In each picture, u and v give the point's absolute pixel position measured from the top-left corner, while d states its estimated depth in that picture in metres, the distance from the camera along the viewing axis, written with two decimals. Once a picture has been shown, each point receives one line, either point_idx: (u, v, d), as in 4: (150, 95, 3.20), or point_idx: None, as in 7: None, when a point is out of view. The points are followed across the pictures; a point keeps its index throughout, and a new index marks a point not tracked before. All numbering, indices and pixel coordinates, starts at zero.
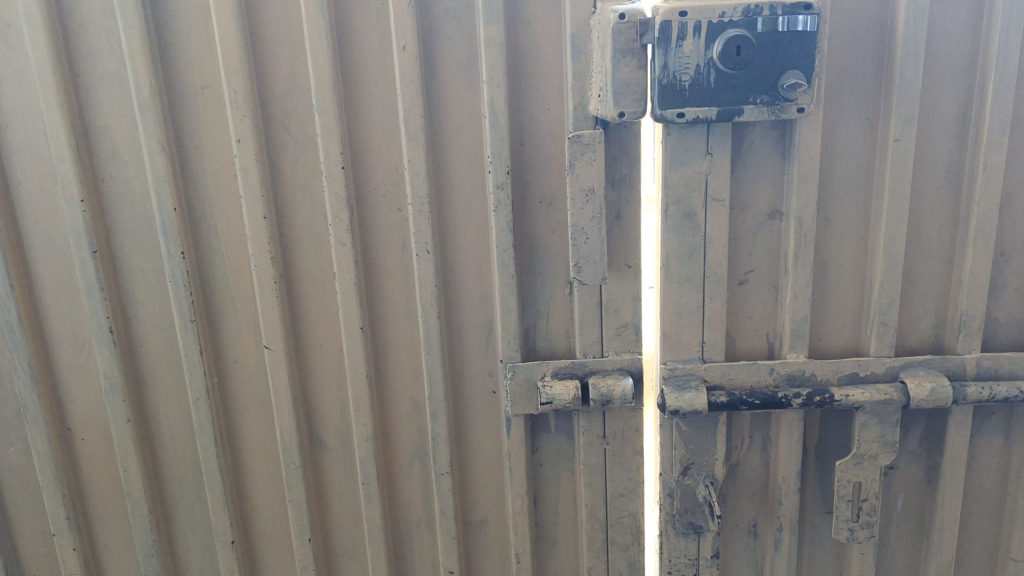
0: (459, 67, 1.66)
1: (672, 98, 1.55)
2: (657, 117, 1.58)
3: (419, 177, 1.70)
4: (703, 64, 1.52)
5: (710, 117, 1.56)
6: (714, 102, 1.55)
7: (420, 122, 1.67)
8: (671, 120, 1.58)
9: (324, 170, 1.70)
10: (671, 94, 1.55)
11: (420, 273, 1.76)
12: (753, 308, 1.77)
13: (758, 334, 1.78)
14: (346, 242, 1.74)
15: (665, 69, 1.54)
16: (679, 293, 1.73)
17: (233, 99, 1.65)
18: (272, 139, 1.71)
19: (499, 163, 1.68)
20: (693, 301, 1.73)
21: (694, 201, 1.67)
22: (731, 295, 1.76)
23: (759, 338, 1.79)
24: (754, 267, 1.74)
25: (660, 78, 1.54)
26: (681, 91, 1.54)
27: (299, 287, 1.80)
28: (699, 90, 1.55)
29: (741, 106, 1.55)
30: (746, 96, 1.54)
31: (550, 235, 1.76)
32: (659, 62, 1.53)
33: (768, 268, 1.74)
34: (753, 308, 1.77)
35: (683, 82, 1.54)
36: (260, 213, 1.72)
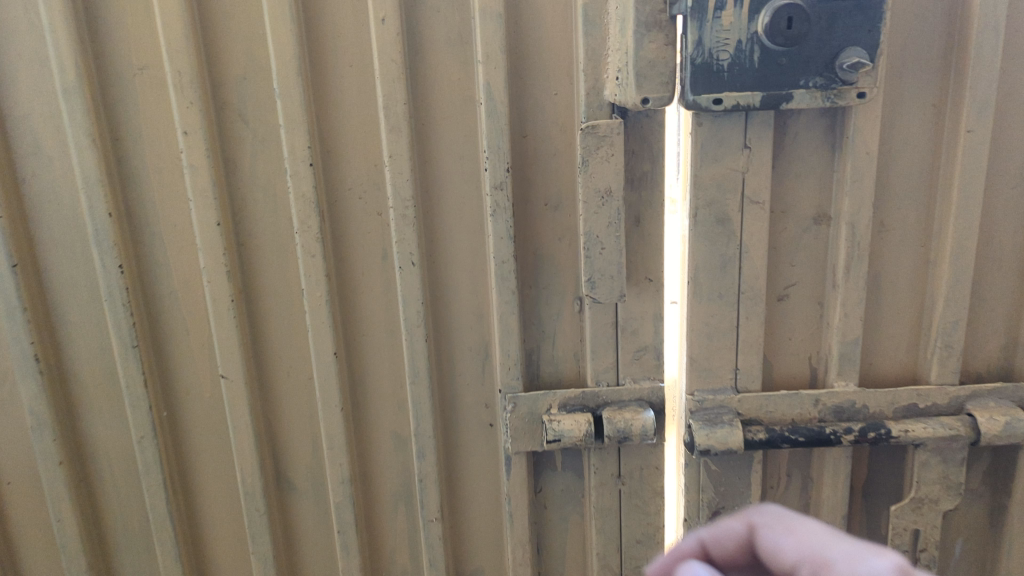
0: (449, 44, 1.40)
1: (707, 82, 1.28)
2: (689, 105, 1.30)
3: (403, 175, 1.43)
4: (747, 40, 1.25)
5: (754, 104, 1.29)
6: (759, 86, 1.28)
7: (403, 110, 1.40)
8: (705, 108, 1.30)
9: (289, 168, 1.43)
10: (706, 76, 1.28)
11: (404, 289, 1.50)
12: (795, 327, 1.51)
13: (801, 358, 1.53)
14: (315, 252, 1.47)
15: (698, 46, 1.26)
16: (710, 312, 1.47)
17: (178, 83, 1.38)
18: (226, 131, 1.44)
19: (497, 158, 1.42)
20: (725, 321, 1.47)
21: (729, 204, 1.41)
22: (770, 313, 1.50)
23: (802, 363, 1.53)
24: (797, 279, 1.49)
25: (693, 58, 1.27)
26: (718, 73, 1.27)
27: (261, 306, 1.53)
28: (740, 72, 1.27)
29: (793, 91, 1.28)
30: (799, 79, 1.27)
31: (557, 243, 1.50)
32: (693, 38, 1.25)
33: (813, 281, 1.48)
34: (794, 328, 1.51)
35: (721, 62, 1.26)
36: (214, 219, 1.45)
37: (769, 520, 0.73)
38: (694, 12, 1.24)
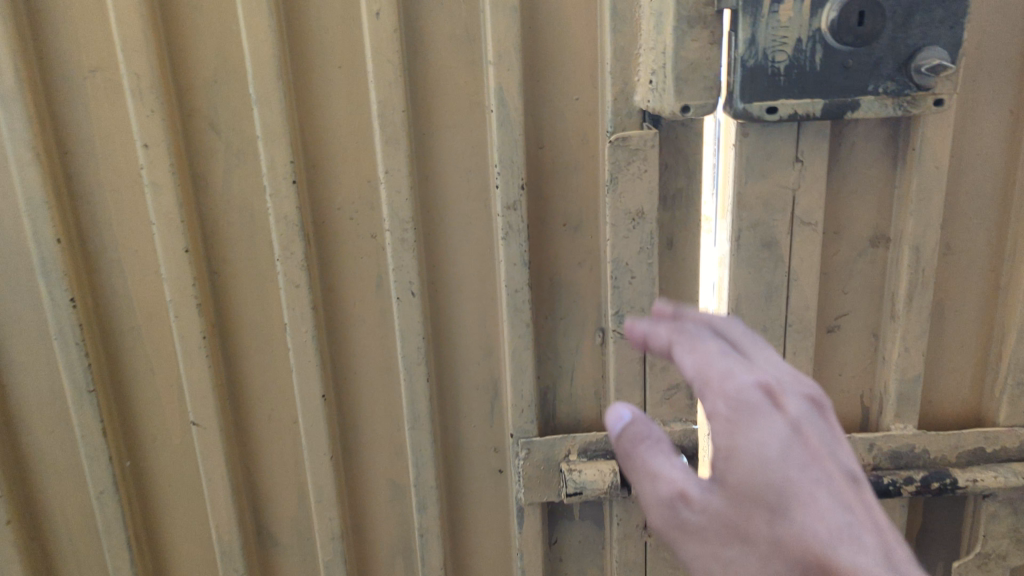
0: (455, 42, 1.21)
1: (760, 88, 1.08)
2: (738, 114, 1.10)
3: (401, 193, 1.24)
4: (808, 37, 1.06)
5: (814, 114, 1.10)
6: (822, 92, 1.09)
7: (402, 118, 1.21)
8: (757, 117, 1.10)
9: (268, 186, 1.23)
10: (760, 81, 1.08)
11: (403, 323, 1.30)
12: (845, 362, 1.34)
13: (850, 395, 1.36)
14: (300, 282, 1.28)
15: (751, 45, 1.07)
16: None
17: (137, 88, 1.18)
18: (195, 142, 1.24)
19: (511, 173, 1.23)
20: None
21: (777, 226, 1.23)
22: (817, 346, 1.33)
23: (851, 401, 1.36)
24: (848, 309, 1.31)
25: (745, 58, 1.07)
26: (774, 77, 1.08)
27: (238, 342, 1.33)
28: (799, 75, 1.08)
29: (860, 98, 1.09)
30: (868, 84, 1.08)
31: (577, 268, 1.32)
32: (745, 35, 1.06)
33: (867, 310, 1.31)
34: (844, 362, 1.34)
35: (777, 64, 1.07)
36: (181, 246, 1.25)
37: (681, 341, 0.72)
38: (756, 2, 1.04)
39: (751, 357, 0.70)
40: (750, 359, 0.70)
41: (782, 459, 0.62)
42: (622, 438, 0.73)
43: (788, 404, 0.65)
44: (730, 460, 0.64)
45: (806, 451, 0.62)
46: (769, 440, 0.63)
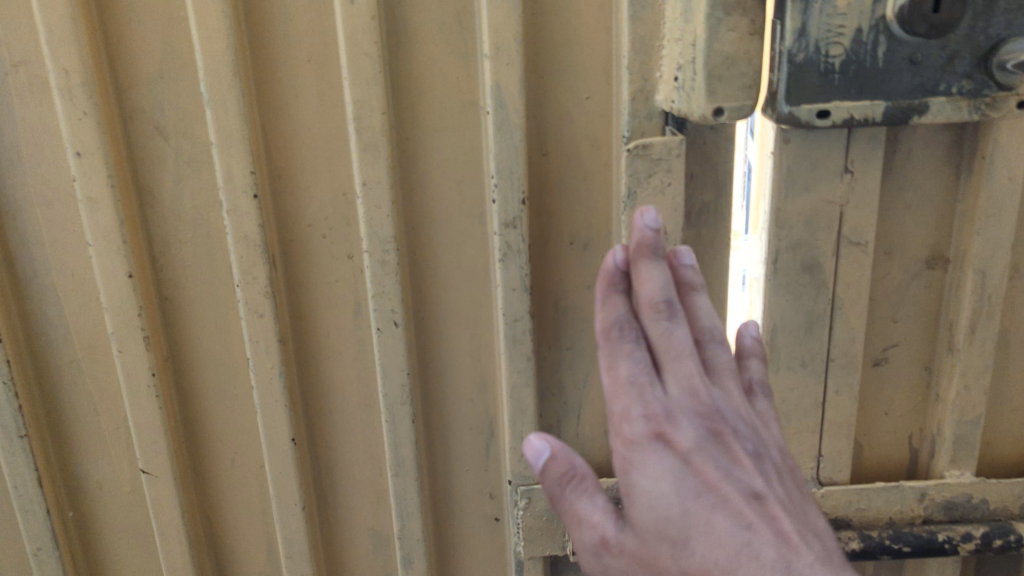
0: (444, 30, 1.02)
1: (809, 88, 0.92)
2: (783, 119, 0.94)
3: (382, 209, 1.06)
4: (869, 28, 0.89)
5: (874, 119, 0.93)
6: (884, 93, 0.92)
7: (382, 121, 1.03)
8: (806, 122, 0.94)
9: (224, 201, 1.05)
10: (811, 80, 0.91)
11: (384, 357, 1.13)
12: (893, 399, 1.17)
13: (897, 435, 1.19)
14: (264, 311, 1.10)
15: (800, 38, 0.90)
16: (789, 385, 1.12)
17: (67, 86, 0.99)
18: (139, 149, 1.05)
19: (511, 185, 1.05)
20: (808, 396, 1.13)
21: (820, 247, 1.05)
22: (862, 382, 1.16)
23: (899, 443, 1.19)
24: (899, 339, 1.14)
25: (792, 52, 0.90)
26: (827, 75, 0.91)
27: (195, 378, 1.15)
28: (857, 73, 0.91)
29: (928, 100, 0.92)
30: (939, 83, 0.92)
31: (586, 292, 1.15)
32: (793, 26, 0.89)
33: (920, 342, 1.14)
34: (891, 400, 1.17)
35: (831, 59, 0.90)
36: (123, 270, 1.07)
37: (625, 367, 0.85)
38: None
39: (659, 369, 0.87)
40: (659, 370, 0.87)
41: (678, 493, 0.79)
42: (545, 478, 0.87)
43: (683, 437, 0.82)
44: (631, 492, 0.82)
45: (697, 481, 0.79)
46: (664, 477, 0.80)
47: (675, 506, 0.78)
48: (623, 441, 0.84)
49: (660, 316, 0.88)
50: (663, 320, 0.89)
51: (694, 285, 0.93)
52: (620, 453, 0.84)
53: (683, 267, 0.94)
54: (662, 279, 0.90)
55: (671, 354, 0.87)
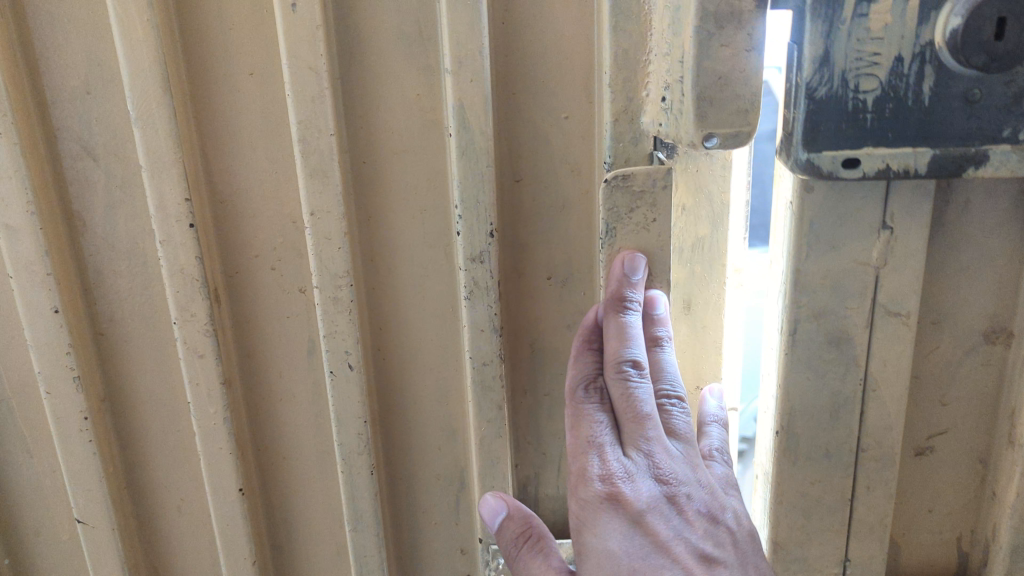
0: (403, 42, 0.91)
1: (834, 131, 0.79)
2: (803, 167, 0.82)
3: (332, 242, 0.94)
4: (909, 58, 0.77)
5: (916, 169, 0.81)
6: (929, 138, 0.79)
7: (330, 143, 0.90)
8: (829, 171, 0.81)
9: (157, 230, 0.94)
10: (836, 119, 0.79)
11: (338, 402, 1.01)
12: (938, 491, 1.05)
13: (942, 536, 1.08)
14: (205, 351, 0.99)
15: (823, 69, 0.78)
16: (811, 477, 1.01)
17: None
18: (66, 170, 0.94)
19: (477, 217, 0.93)
20: (835, 488, 1.02)
21: (851, 319, 0.94)
22: (901, 474, 1.05)
23: (944, 542, 1.08)
24: (946, 426, 1.02)
25: (812, 85, 0.78)
26: (857, 114, 0.79)
27: (136, 421, 1.05)
28: (896, 112, 0.78)
29: (984, 149, 0.80)
30: (1001, 128, 0.79)
31: (567, 332, 1.03)
32: (813, 54, 0.77)
33: (971, 426, 1.01)
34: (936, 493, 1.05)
35: (861, 95, 0.78)
36: (48, 305, 0.96)
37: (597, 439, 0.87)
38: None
39: (620, 427, 0.87)
40: (620, 429, 0.87)
41: (627, 552, 0.82)
42: (501, 539, 0.92)
43: (635, 496, 0.84)
44: (583, 546, 0.85)
45: (647, 540, 0.82)
46: (615, 537, 0.83)
47: (621, 563, 0.82)
48: (578, 495, 0.86)
49: (624, 377, 0.86)
50: (626, 382, 0.86)
51: (659, 340, 0.90)
52: (576, 507, 0.86)
53: (656, 319, 0.90)
54: (629, 339, 0.86)
55: (632, 416, 0.86)
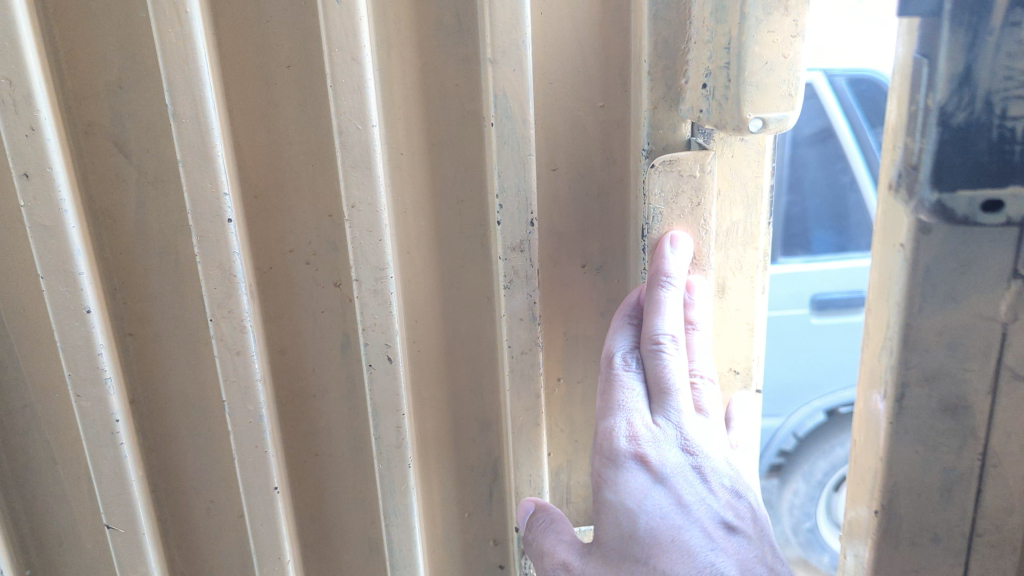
0: (443, 32, 0.91)
1: (973, 164, 0.73)
2: (931, 208, 0.77)
3: (372, 234, 0.93)
4: None
5: None
6: None
7: (371, 134, 0.90)
8: (963, 208, 0.75)
9: (194, 227, 0.92)
10: (975, 152, 0.73)
11: (377, 396, 1.01)
12: None
13: None
14: (242, 348, 0.97)
15: (965, 92, 0.71)
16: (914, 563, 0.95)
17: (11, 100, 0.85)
18: (97, 168, 0.93)
19: (518, 206, 0.94)
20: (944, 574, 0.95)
21: (970, 385, 0.87)
22: None
23: None
24: None
25: (948, 109, 0.72)
26: (1003, 145, 0.72)
27: (167, 421, 1.04)
28: None
29: None
30: None
31: (599, 319, 1.05)
32: (954, 76, 0.71)
33: None
34: None
35: (1010, 124, 0.71)
36: (81, 306, 0.94)
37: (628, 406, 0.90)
38: (971, 6, 0.69)
39: (652, 397, 0.90)
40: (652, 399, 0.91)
41: (647, 512, 0.85)
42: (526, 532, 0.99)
43: (661, 461, 0.87)
44: (603, 504, 0.88)
45: (668, 501, 0.86)
46: (636, 496, 0.86)
47: (639, 520, 0.85)
48: (602, 455, 0.89)
49: (661, 349, 0.89)
50: (657, 356, 0.90)
51: (694, 323, 0.93)
52: (600, 466, 0.90)
53: (688, 302, 0.93)
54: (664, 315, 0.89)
55: (659, 390, 0.90)
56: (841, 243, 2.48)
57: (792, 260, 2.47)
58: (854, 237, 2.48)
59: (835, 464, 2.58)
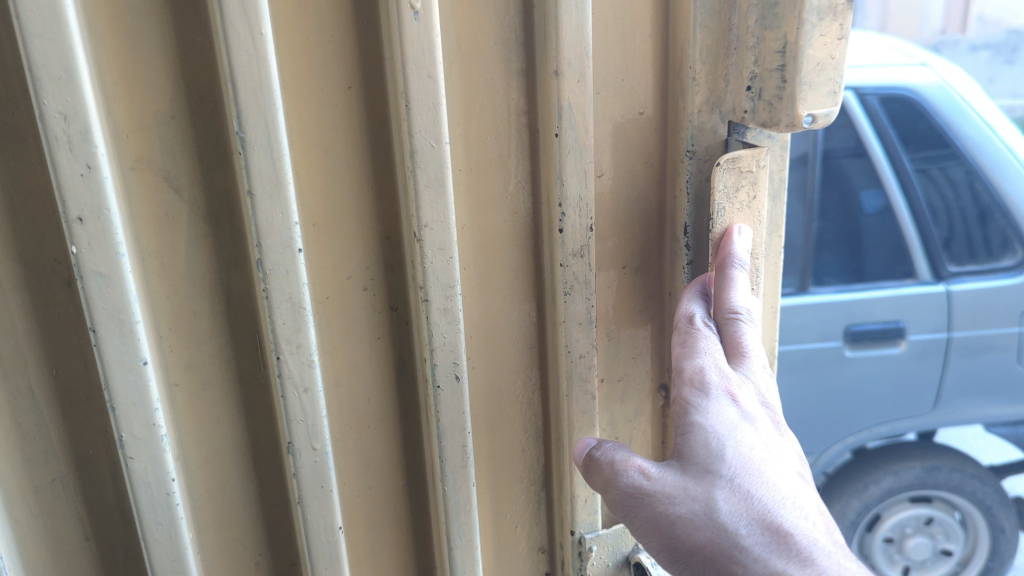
0: (500, 47, 0.92)
1: None
2: None
3: (444, 251, 0.93)
4: None
5: None
6: None
7: (445, 152, 0.89)
8: None
9: (264, 261, 0.87)
10: None
11: (444, 417, 0.99)
12: None
13: None
14: (309, 385, 0.93)
15: None
16: None
17: (69, 137, 0.77)
18: (143, 206, 0.84)
19: (580, 213, 0.97)
20: None
21: None
22: None
23: None
24: None
25: None
26: None
27: (215, 474, 0.96)
28: None
29: None
30: None
31: (636, 317, 1.09)
32: None
33: None
34: None
35: None
36: (139, 357, 0.86)
37: (715, 359, 0.91)
38: None
39: (734, 358, 0.91)
40: (732, 362, 0.91)
41: (737, 439, 0.84)
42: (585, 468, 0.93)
43: (749, 403, 0.88)
44: (689, 427, 0.86)
45: (754, 435, 0.86)
46: (726, 425, 0.85)
47: (730, 445, 0.84)
48: (691, 384, 0.89)
49: (737, 318, 0.92)
50: (734, 324, 0.92)
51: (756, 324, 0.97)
52: (684, 394, 0.89)
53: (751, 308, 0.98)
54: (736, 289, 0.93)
55: (735, 355, 0.91)
56: (871, 271, 2.52)
57: (823, 290, 2.49)
58: (885, 262, 2.53)
59: (869, 504, 2.64)
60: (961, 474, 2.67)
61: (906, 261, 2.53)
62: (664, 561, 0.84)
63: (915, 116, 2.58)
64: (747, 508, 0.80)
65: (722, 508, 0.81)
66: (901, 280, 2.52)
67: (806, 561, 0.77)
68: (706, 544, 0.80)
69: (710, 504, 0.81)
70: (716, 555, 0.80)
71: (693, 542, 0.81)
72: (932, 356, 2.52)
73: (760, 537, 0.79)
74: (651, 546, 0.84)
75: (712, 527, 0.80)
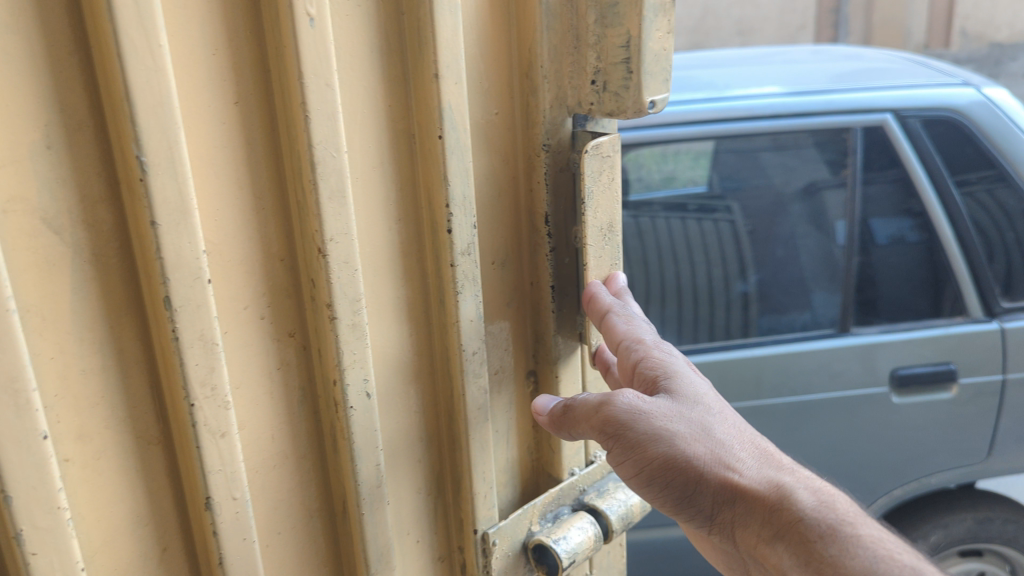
0: (379, 54, 0.92)
1: None
2: None
3: (349, 263, 0.90)
4: None
5: None
6: None
7: (343, 161, 0.87)
8: None
9: (173, 299, 0.78)
10: None
11: (360, 435, 0.96)
12: None
13: None
14: (225, 428, 0.85)
15: None
16: None
17: None
18: (21, 251, 0.71)
19: (465, 212, 0.99)
20: None
21: None
22: None
23: None
24: None
25: None
26: None
27: (121, 553, 0.83)
28: None
29: None
30: None
31: (507, 308, 1.13)
32: None
33: None
34: None
35: None
36: (39, 430, 0.72)
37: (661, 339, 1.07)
38: None
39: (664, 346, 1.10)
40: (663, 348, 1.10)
41: (708, 386, 1.04)
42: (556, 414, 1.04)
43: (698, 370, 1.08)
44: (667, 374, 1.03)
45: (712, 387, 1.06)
46: (695, 377, 1.04)
47: (706, 387, 1.03)
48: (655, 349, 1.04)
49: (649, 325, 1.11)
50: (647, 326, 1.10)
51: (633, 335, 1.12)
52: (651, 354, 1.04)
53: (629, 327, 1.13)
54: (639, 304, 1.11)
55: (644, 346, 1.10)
56: (905, 311, 2.39)
57: (868, 330, 2.37)
58: (921, 296, 2.40)
59: None
60: (1016, 525, 2.53)
61: (947, 295, 2.38)
62: (660, 475, 0.97)
63: (960, 140, 2.38)
64: (733, 432, 1.01)
65: (716, 431, 0.99)
66: (948, 318, 2.37)
67: (783, 468, 1.00)
68: (707, 456, 0.97)
69: (706, 427, 0.99)
70: (718, 466, 0.97)
71: (696, 457, 0.97)
72: (986, 399, 2.36)
73: (749, 452, 1.00)
74: (645, 464, 0.97)
75: (712, 443, 0.98)
